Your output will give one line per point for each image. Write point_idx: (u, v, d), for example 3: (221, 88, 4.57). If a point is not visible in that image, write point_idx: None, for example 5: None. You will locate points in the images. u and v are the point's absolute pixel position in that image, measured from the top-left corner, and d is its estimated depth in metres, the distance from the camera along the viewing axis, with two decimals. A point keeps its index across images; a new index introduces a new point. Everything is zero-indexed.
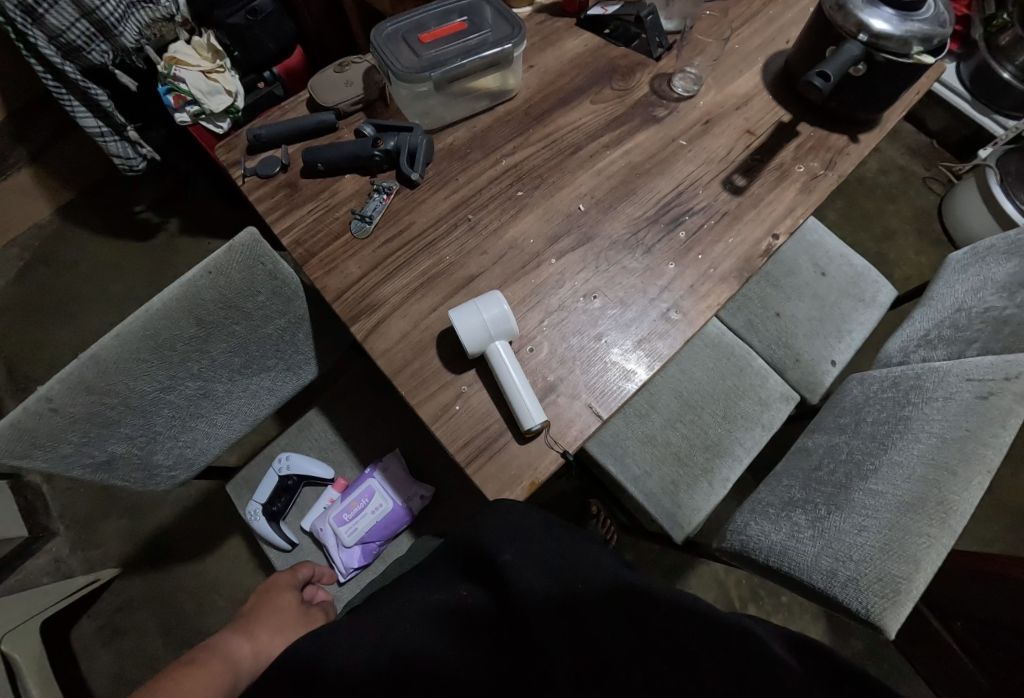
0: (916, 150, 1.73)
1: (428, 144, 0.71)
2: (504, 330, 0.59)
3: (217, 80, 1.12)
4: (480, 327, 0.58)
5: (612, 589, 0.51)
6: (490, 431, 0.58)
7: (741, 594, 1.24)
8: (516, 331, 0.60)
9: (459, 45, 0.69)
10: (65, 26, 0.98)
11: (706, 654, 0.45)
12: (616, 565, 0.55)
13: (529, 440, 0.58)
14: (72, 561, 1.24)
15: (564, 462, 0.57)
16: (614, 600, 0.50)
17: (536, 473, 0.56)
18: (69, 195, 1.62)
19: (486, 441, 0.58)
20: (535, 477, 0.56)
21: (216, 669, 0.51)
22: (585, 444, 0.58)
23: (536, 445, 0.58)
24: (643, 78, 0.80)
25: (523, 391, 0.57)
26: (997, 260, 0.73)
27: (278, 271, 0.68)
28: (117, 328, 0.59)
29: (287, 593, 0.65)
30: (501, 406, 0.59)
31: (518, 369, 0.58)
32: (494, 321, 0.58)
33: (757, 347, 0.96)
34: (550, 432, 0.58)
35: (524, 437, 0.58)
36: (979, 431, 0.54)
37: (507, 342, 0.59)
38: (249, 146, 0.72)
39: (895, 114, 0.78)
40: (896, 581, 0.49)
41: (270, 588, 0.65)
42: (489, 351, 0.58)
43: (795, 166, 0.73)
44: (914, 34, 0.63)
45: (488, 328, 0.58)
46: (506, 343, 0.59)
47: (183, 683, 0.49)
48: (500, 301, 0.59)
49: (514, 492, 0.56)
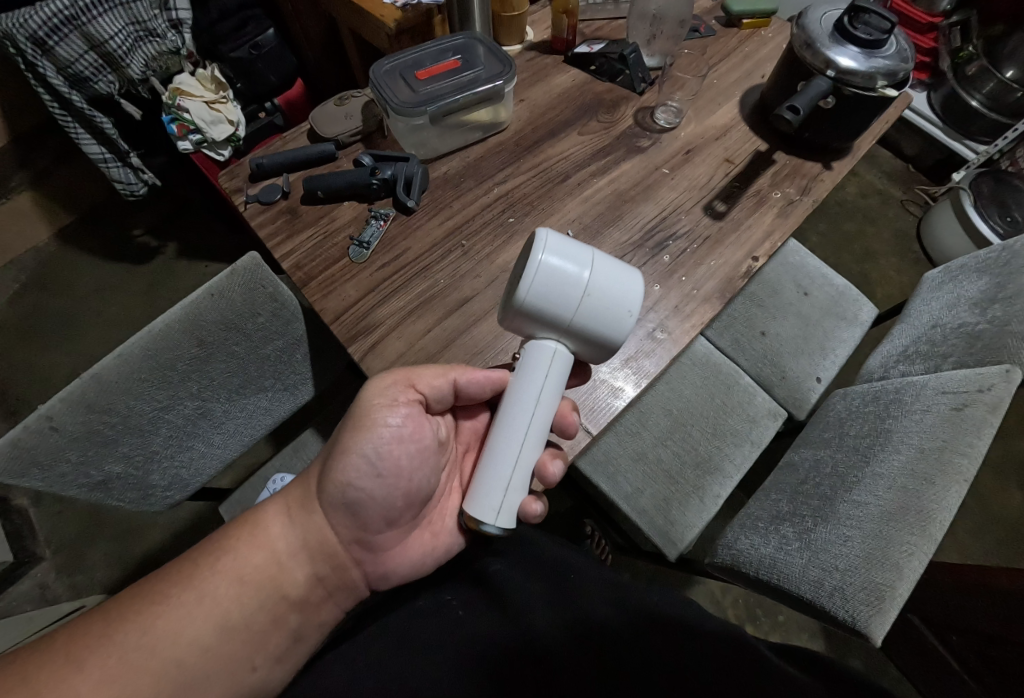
0: (893, 174, 1.79)
1: (424, 174, 0.75)
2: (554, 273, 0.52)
3: (220, 110, 1.16)
4: (521, 308, 0.53)
5: (628, 627, 0.58)
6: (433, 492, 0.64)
7: (738, 613, 1.25)
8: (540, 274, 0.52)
9: (454, 81, 0.74)
10: (74, 57, 1.01)
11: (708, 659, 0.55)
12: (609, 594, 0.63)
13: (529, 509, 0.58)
14: (57, 587, 1.22)
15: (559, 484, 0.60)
16: (635, 632, 0.58)
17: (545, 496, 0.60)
18: (68, 219, 1.65)
19: (416, 511, 0.62)
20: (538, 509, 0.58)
21: (234, 571, 0.54)
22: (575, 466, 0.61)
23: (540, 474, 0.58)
24: (628, 111, 0.84)
25: (524, 466, 0.55)
26: (969, 278, 0.77)
27: (278, 293, 0.71)
28: (120, 348, 0.62)
29: (326, 511, 0.57)
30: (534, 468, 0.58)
31: (535, 425, 0.55)
32: (526, 280, 0.51)
33: (744, 365, 0.99)
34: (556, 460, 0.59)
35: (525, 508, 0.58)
36: (955, 442, 0.56)
37: (584, 282, 0.52)
38: (252, 175, 0.76)
39: (866, 142, 0.82)
40: (881, 589, 0.50)
41: (322, 496, 0.57)
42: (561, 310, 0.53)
43: (772, 193, 0.77)
44: (879, 70, 0.67)
45: (531, 295, 0.52)
46: (581, 281, 0.52)
47: (215, 582, 0.53)
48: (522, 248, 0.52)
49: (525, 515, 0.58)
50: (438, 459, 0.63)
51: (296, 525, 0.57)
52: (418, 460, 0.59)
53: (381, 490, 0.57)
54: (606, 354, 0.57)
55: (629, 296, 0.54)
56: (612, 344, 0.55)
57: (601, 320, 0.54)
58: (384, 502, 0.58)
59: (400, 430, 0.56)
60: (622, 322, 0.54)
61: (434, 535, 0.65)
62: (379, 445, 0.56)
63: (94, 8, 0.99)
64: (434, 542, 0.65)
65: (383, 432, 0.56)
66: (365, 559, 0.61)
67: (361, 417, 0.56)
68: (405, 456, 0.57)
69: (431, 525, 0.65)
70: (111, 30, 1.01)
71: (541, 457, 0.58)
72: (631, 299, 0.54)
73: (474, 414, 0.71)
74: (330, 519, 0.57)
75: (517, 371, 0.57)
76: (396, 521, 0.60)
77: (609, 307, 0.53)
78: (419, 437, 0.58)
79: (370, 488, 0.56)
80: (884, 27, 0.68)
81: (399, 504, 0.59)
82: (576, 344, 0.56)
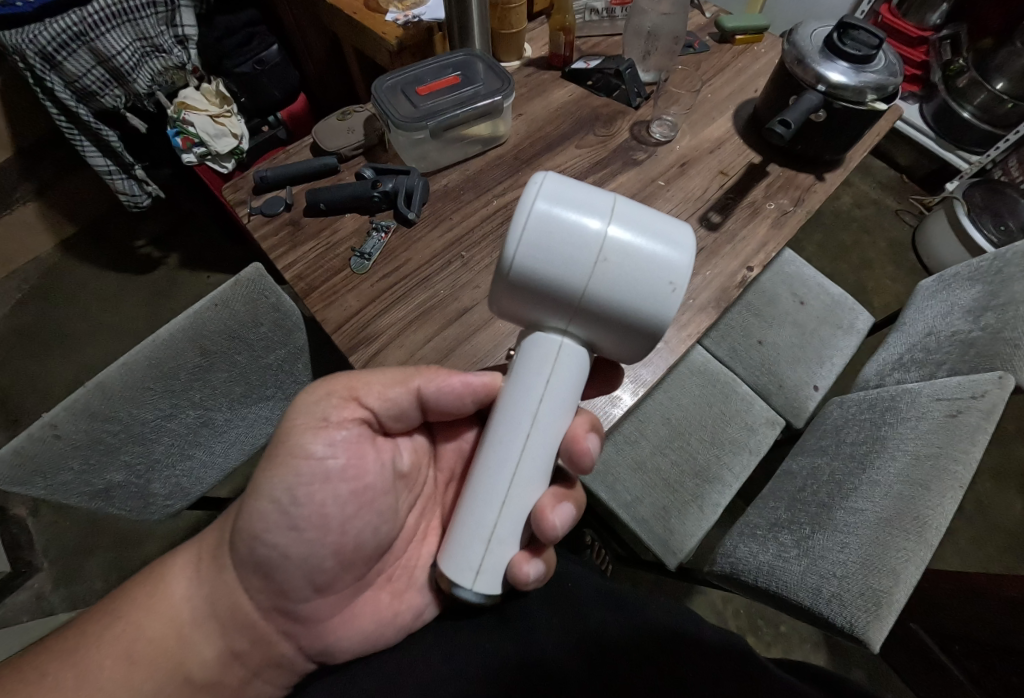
0: (888, 184, 1.81)
1: (424, 186, 0.76)
2: (563, 229, 0.45)
3: (224, 124, 1.18)
4: (523, 275, 0.47)
5: (630, 638, 0.59)
6: (387, 544, 0.60)
7: (739, 624, 1.24)
8: (544, 229, 0.45)
9: (454, 96, 0.76)
10: (81, 71, 1.03)
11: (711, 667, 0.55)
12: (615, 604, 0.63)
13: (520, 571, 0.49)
14: (53, 598, 1.22)
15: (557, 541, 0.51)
16: (642, 644, 0.58)
17: (549, 552, 0.53)
18: (71, 230, 1.67)
19: (359, 572, 0.58)
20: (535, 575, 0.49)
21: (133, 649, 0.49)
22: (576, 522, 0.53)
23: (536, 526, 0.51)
24: (624, 124, 0.86)
25: (510, 519, 0.50)
26: (963, 285, 0.78)
27: (280, 305, 0.73)
28: (124, 358, 0.62)
29: (240, 573, 0.53)
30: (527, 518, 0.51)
31: (523, 476, 0.50)
32: (528, 239, 0.45)
33: (742, 373, 1.00)
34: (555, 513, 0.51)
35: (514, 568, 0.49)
36: (950, 447, 0.56)
37: (600, 244, 0.46)
38: (256, 187, 0.78)
39: (858, 154, 0.84)
40: (878, 595, 0.50)
41: (236, 558, 0.53)
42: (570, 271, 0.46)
43: (766, 204, 0.79)
44: (868, 85, 0.69)
45: (534, 258, 0.46)
46: (596, 243, 0.45)
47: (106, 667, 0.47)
48: (520, 202, 0.46)
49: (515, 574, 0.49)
50: (391, 502, 0.58)
51: (203, 589, 0.53)
52: (352, 508, 0.54)
53: (297, 547, 0.52)
54: (635, 328, 0.48)
55: (658, 261, 0.46)
56: (636, 320, 0.47)
57: (621, 290, 0.46)
58: (306, 563, 0.53)
59: (326, 469, 0.52)
60: (649, 292, 0.46)
61: (397, 594, 0.62)
62: (295, 486, 0.51)
63: (102, 25, 1.00)
64: (388, 613, 0.60)
65: (319, 482, 0.52)
66: (293, 630, 0.56)
67: (282, 450, 0.52)
68: (331, 504, 0.52)
69: (390, 585, 0.62)
70: (118, 46, 1.04)
71: (541, 504, 0.51)
72: (660, 265, 0.46)
73: (457, 435, 0.69)
74: (244, 585, 0.53)
75: (503, 404, 0.51)
76: (327, 587, 0.56)
77: (631, 275, 0.46)
78: (357, 477, 0.54)
79: (289, 544, 0.52)
80: (873, 43, 0.70)
81: (329, 565, 0.54)
82: (592, 323, 0.49)
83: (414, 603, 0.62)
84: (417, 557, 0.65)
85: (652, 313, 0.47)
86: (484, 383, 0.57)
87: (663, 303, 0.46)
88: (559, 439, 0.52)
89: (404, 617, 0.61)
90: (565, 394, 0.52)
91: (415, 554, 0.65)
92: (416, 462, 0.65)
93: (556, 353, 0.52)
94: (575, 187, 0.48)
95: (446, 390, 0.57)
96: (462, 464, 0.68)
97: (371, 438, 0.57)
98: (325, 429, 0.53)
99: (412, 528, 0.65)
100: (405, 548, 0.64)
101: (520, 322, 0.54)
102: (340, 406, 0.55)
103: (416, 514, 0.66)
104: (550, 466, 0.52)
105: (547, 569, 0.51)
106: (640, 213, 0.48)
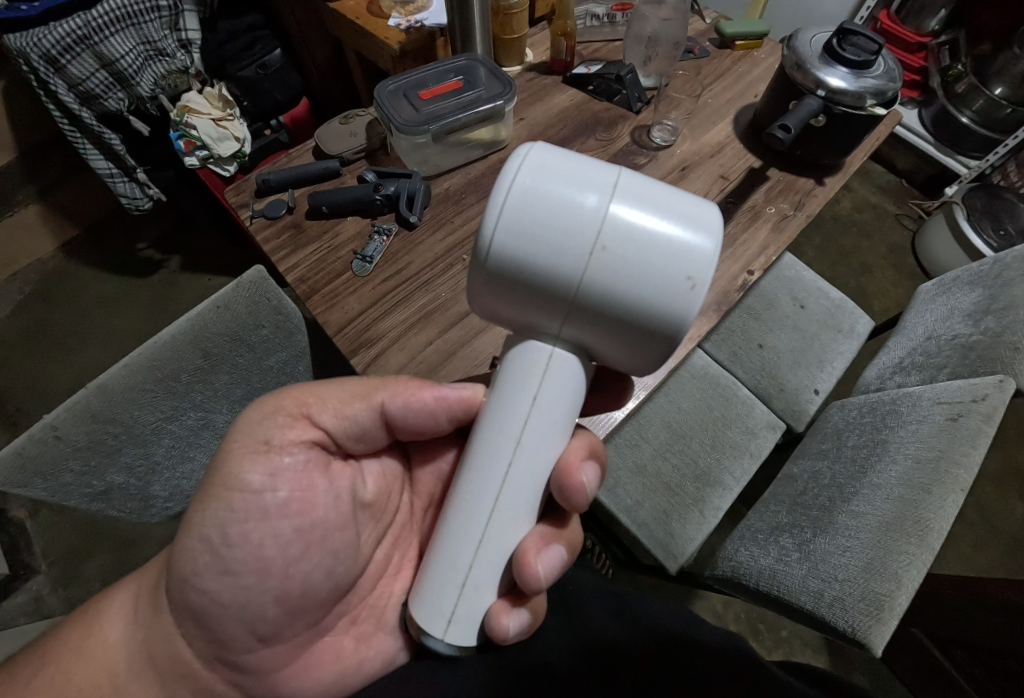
0: (887, 189, 1.82)
1: (426, 190, 0.77)
2: (553, 213, 0.39)
3: (227, 127, 1.19)
4: (507, 267, 0.41)
5: (639, 648, 0.58)
6: (347, 584, 0.56)
7: (740, 629, 1.24)
8: (532, 214, 0.39)
9: (456, 100, 0.76)
10: (85, 75, 1.04)
11: (718, 676, 0.54)
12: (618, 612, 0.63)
13: (498, 627, 0.46)
14: (51, 601, 1.21)
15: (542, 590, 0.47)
16: (645, 649, 0.58)
17: (535, 599, 0.49)
18: (73, 232, 1.67)
19: (312, 618, 0.54)
20: (513, 630, 0.46)
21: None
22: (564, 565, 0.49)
23: (518, 575, 0.47)
24: (625, 129, 0.86)
25: (487, 562, 0.46)
26: (963, 290, 0.78)
27: (281, 306, 0.74)
28: (125, 359, 0.62)
29: (178, 619, 0.49)
30: (509, 566, 0.47)
31: (503, 513, 0.46)
32: (511, 226, 0.39)
33: (742, 377, 1.00)
34: (541, 563, 0.47)
35: (492, 622, 0.46)
36: (951, 451, 0.56)
37: (596, 230, 0.39)
38: (258, 190, 0.78)
39: (857, 159, 0.84)
40: (880, 598, 0.50)
41: (173, 603, 0.49)
42: (565, 261, 0.40)
43: (766, 208, 0.79)
44: (868, 90, 0.69)
45: (519, 248, 0.40)
46: (593, 230, 0.39)
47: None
48: (501, 181, 0.40)
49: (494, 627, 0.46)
50: (347, 538, 0.55)
51: (139, 634, 0.49)
52: (296, 549, 0.50)
53: (232, 593, 0.48)
54: (649, 327, 0.42)
55: (669, 249, 0.39)
56: (646, 319, 0.41)
57: (625, 283, 0.40)
58: (244, 612, 0.49)
59: (263, 504, 0.49)
60: (657, 286, 0.39)
61: (358, 639, 0.57)
62: (227, 524, 0.47)
63: (107, 28, 1.01)
64: (351, 663, 0.56)
65: (237, 504, 0.48)
66: (240, 680, 0.52)
67: (216, 482, 0.48)
68: (269, 544, 0.49)
69: (355, 629, 0.58)
70: (122, 49, 1.04)
71: (525, 548, 0.47)
72: (670, 255, 0.39)
73: (434, 456, 0.65)
74: (182, 631, 0.49)
75: (480, 435, 0.47)
76: (273, 637, 0.51)
77: (634, 266, 0.39)
78: (303, 512, 0.51)
79: (215, 591, 0.47)
80: (871, 49, 0.71)
81: (272, 613, 0.50)
82: (590, 323, 0.43)
83: (383, 649, 0.58)
84: (388, 595, 0.61)
85: (662, 310, 0.40)
86: (462, 398, 0.54)
87: (675, 298, 0.40)
88: (545, 472, 0.48)
89: (372, 665, 0.57)
90: (552, 420, 0.47)
91: (386, 591, 0.61)
92: (386, 489, 0.62)
93: (544, 369, 0.47)
94: (568, 162, 0.41)
95: (413, 407, 0.53)
96: (440, 488, 0.64)
97: (324, 465, 0.54)
98: (266, 456, 0.49)
99: (382, 563, 0.61)
100: (374, 585, 0.60)
101: (510, 321, 0.48)
102: (286, 428, 0.51)
103: (388, 546, 0.62)
104: (534, 503, 0.48)
105: (528, 617, 0.48)
106: (647, 192, 0.41)
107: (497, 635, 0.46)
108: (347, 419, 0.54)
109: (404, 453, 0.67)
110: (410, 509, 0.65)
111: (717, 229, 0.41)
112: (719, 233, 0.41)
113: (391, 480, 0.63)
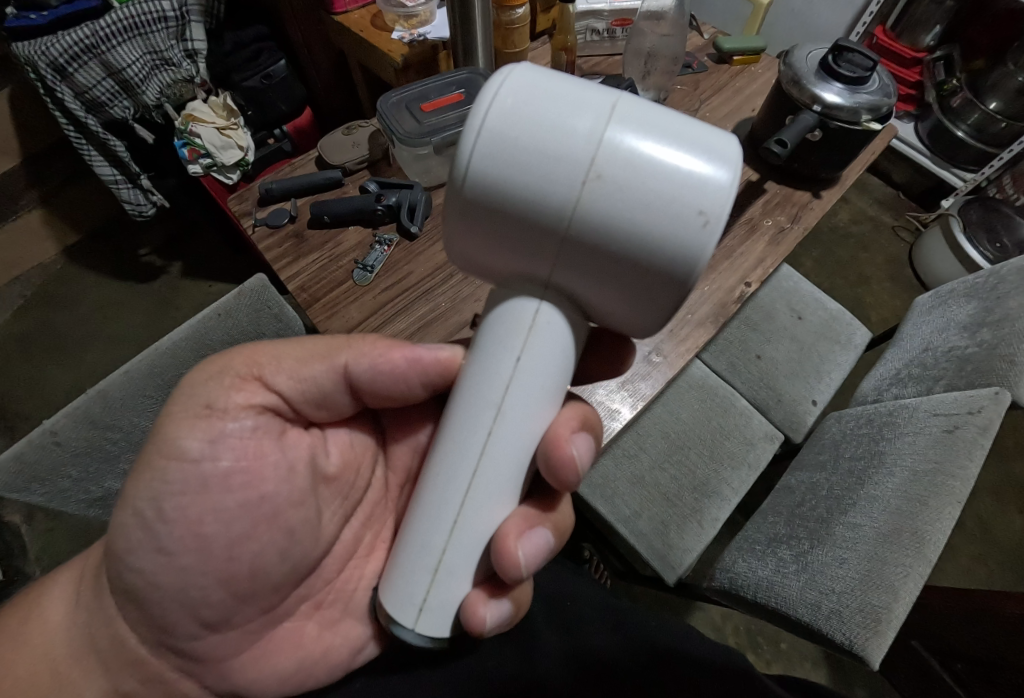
0: (884, 201, 1.84)
1: (427, 201, 0.78)
2: (545, 134, 0.38)
3: (231, 136, 1.19)
4: (490, 200, 0.41)
5: (631, 663, 0.59)
6: (307, 567, 0.56)
7: (740, 641, 1.24)
8: (520, 140, 0.39)
9: (457, 113, 0.78)
10: (91, 83, 1.05)
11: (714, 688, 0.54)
12: (611, 629, 0.63)
13: (474, 617, 0.45)
14: None
15: (522, 578, 0.47)
16: (640, 665, 0.58)
17: (516, 589, 0.49)
18: (75, 237, 1.68)
19: (269, 602, 0.53)
20: (489, 622, 0.45)
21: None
22: (547, 550, 0.49)
23: (500, 562, 0.46)
24: None
25: (462, 546, 0.46)
26: (960, 302, 0.79)
27: (282, 314, 0.74)
28: (128, 365, 0.63)
29: (135, 616, 0.49)
30: (488, 553, 0.47)
31: (481, 491, 0.46)
32: (496, 168, 0.39)
33: (740, 388, 1.00)
34: (524, 549, 0.47)
35: (468, 613, 0.45)
36: (948, 463, 0.56)
37: (589, 159, 0.38)
38: (261, 198, 0.79)
39: (854, 172, 0.85)
40: (876, 611, 0.50)
41: (112, 589, 0.49)
42: (557, 197, 0.39)
43: (763, 220, 0.81)
44: (863, 105, 0.71)
45: (504, 189, 0.40)
46: (585, 161, 0.38)
47: None
48: (484, 104, 0.40)
49: (470, 615, 0.45)
50: (303, 516, 0.54)
51: (111, 631, 0.50)
52: (242, 527, 0.49)
53: (168, 574, 0.47)
54: (649, 271, 0.41)
55: (675, 179, 0.38)
56: (642, 264, 0.41)
57: (615, 221, 0.39)
58: (184, 595, 0.48)
59: (202, 475, 0.48)
60: (659, 223, 0.39)
61: (320, 626, 0.57)
62: (162, 497, 0.47)
63: (114, 38, 1.03)
64: (313, 650, 0.56)
65: (171, 474, 0.47)
66: (191, 669, 0.52)
67: (154, 450, 0.48)
68: (209, 521, 0.48)
69: (319, 615, 0.58)
70: (129, 59, 1.05)
71: (505, 531, 0.47)
72: (672, 188, 0.38)
73: (408, 434, 0.65)
74: (125, 618, 0.49)
75: (461, 406, 0.47)
76: (220, 624, 0.51)
77: (628, 203, 0.39)
78: (250, 485, 0.50)
79: (152, 569, 0.47)
80: (865, 65, 0.72)
81: (216, 598, 0.49)
82: (582, 269, 0.44)
83: (350, 636, 0.58)
84: (356, 579, 0.61)
85: (663, 250, 0.39)
86: (438, 359, 0.54)
87: (684, 233, 0.39)
88: (529, 448, 0.48)
89: (338, 654, 0.57)
90: (537, 386, 0.46)
91: (355, 575, 0.61)
92: (353, 461, 0.62)
93: (530, 326, 0.47)
94: (560, 87, 0.40)
95: (381, 367, 0.54)
96: (417, 462, 0.64)
97: (277, 432, 0.54)
98: (207, 421, 0.49)
99: (352, 544, 0.61)
100: (343, 568, 0.60)
101: (500, 271, 0.48)
102: (232, 391, 0.51)
103: (358, 528, 0.62)
104: (515, 484, 0.48)
105: (506, 611, 0.47)
106: (644, 121, 0.40)
107: (473, 622, 0.45)
108: (305, 380, 0.53)
109: (377, 429, 0.66)
110: (385, 487, 0.65)
111: (734, 160, 0.39)
112: (735, 165, 0.39)
113: (361, 453, 0.63)
